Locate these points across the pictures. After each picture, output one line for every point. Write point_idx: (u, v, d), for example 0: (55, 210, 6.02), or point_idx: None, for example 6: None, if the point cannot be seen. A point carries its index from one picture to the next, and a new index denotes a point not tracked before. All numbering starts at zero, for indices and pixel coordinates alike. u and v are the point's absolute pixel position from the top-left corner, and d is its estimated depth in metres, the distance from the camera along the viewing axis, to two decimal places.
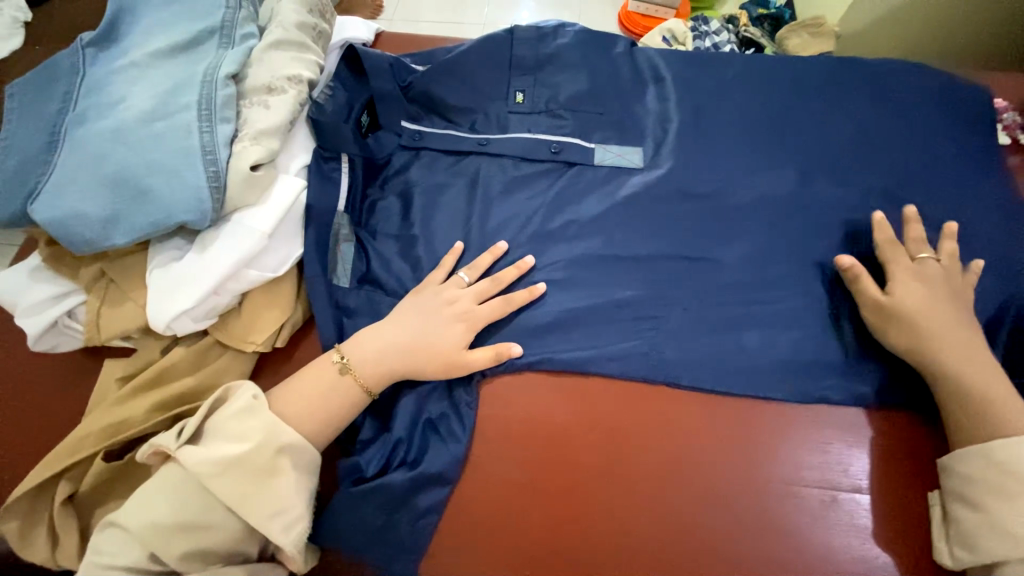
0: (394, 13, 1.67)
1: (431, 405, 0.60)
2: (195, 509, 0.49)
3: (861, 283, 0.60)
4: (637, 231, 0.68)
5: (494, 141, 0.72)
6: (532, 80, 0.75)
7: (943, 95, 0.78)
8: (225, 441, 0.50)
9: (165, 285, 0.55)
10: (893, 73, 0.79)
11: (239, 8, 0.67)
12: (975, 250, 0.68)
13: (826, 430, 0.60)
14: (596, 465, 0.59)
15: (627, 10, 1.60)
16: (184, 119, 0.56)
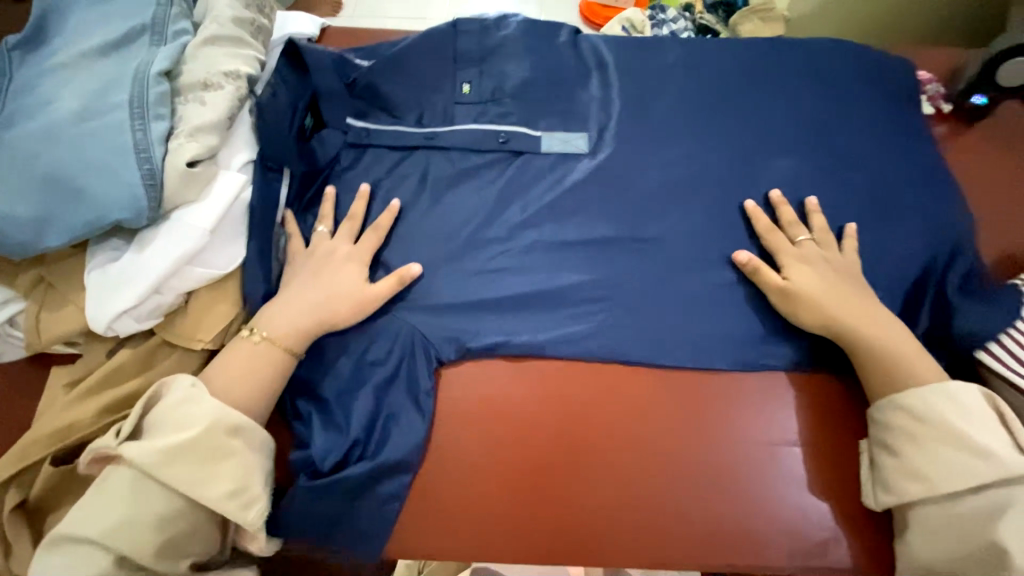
0: (354, 9, 1.66)
1: (391, 399, 0.61)
2: (150, 505, 0.49)
3: (761, 274, 0.64)
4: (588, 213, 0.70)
5: (441, 135, 0.72)
6: (478, 71, 0.75)
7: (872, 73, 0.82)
8: (169, 429, 0.50)
9: (105, 286, 0.55)
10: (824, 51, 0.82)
11: (171, 5, 0.66)
12: (905, 215, 0.72)
13: (772, 395, 0.63)
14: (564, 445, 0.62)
15: (587, 2, 1.62)
16: (116, 117, 0.56)
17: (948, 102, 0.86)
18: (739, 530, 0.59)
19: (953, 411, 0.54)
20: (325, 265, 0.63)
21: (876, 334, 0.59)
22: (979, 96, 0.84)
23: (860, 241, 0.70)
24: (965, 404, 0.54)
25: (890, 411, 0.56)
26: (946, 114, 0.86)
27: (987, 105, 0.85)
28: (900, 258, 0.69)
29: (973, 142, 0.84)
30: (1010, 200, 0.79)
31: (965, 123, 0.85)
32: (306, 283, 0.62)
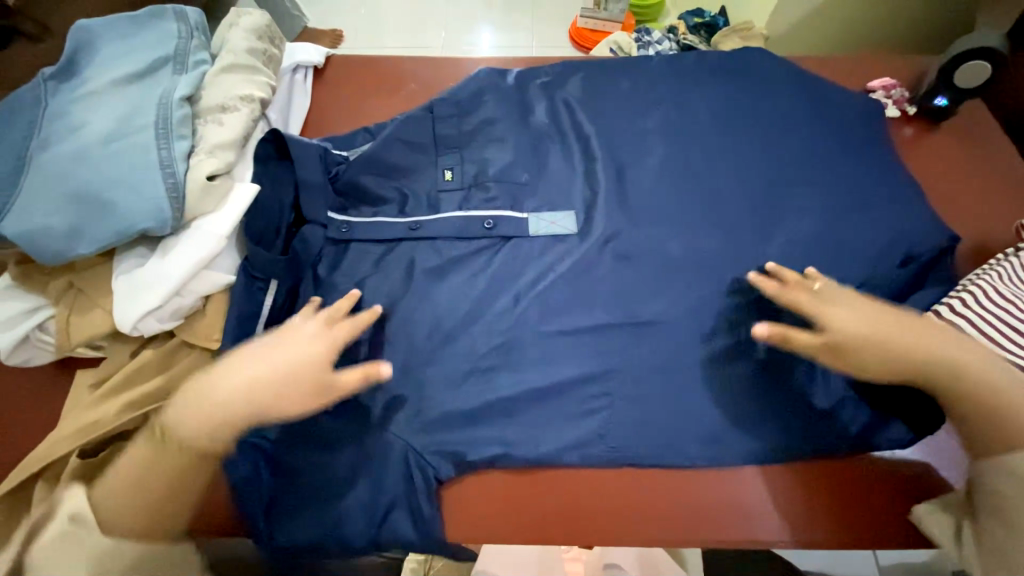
0: (357, 42, 1.76)
1: (409, 497, 0.63)
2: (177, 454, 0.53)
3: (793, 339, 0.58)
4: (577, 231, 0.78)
5: (426, 225, 0.76)
6: (459, 157, 0.82)
7: (832, 90, 0.91)
8: (210, 413, 0.51)
9: (131, 290, 0.59)
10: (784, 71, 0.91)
11: (191, 37, 0.73)
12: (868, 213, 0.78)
13: (774, 387, 0.67)
14: (560, 430, 0.66)
15: (576, 27, 1.72)
16: (143, 137, 0.62)
17: (911, 105, 0.92)
18: (727, 497, 0.66)
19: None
20: (315, 334, 0.56)
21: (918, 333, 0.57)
22: (940, 98, 0.90)
23: (829, 236, 0.76)
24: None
25: (998, 477, 0.53)
26: (911, 116, 0.92)
27: (949, 106, 0.90)
28: (865, 252, 0.75)
29: (935, 144, 0.90)
30: (971, 196, 0.85)
31: (926, 126, 0.92)
32: (289, 350, 0.54)
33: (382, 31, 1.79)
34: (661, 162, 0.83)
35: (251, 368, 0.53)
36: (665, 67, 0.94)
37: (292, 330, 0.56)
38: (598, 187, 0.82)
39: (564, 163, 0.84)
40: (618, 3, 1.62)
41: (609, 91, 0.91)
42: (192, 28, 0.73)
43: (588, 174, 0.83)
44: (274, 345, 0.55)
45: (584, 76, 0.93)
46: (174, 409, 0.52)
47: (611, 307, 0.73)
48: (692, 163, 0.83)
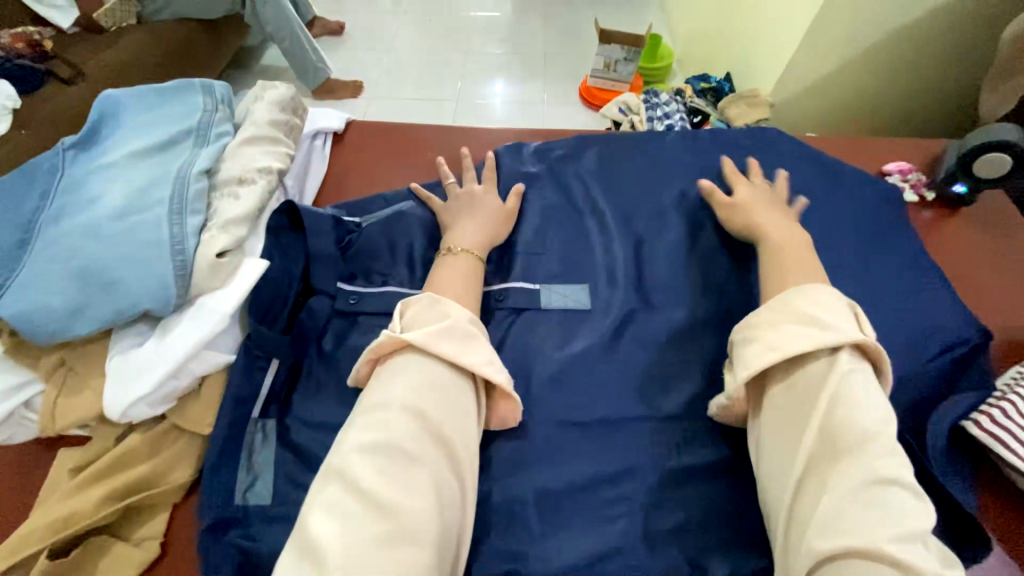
0: (374, 91, 1.82)
1: None
2: (387, 519, 0.45)
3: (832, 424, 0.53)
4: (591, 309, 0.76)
5: None
6: None
7: (846, 172, 0.91)
8: (415, 378, 0.54)
9: (126, 371, 0.56)
10: (795, 151, 0.93)
11: (215, 110, 0.74)
12: (891, 301, 0.76)
13: None
14: (572, 532, 0.61)
15: (586, 86, 1.78)
16: (156, 213, 0.61)
17: (929, 190, 0.92)
18: None
19: (824, 334, 0.57)
20: (492, 360, 0.58)
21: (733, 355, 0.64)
22: (958, 184, 0.89)
23: None
24: (808, 291, 0.62)
25: None
26: (927, 201, 0.92)
27: (966, 193, 0.90)
28: (893, 343, 0.72)
29: (955, 228, 0.90)
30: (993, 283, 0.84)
31: (945, 209, 0.92)
32: (461, 350, 0.57)
33: (399, 82, 1.85)
34: (676, 239, 0.82)
35: (443, 344, 0.56)
36: (679, 142, 0.95)
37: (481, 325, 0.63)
38: (613, 265, 0.80)
39: (578, 237, 0.84)
40: (628, 66, 1.67)
41: (623, 164, 0.92)
42: (217, 101, 0.75)
43: (603, 249, 0.82)
44: (444, 334, 0.57)
45: (598, 147, 0.94)
46: (415, 462, 0.49)
47: (626, 394, 0.69)
48: (710, 242, 0.82)
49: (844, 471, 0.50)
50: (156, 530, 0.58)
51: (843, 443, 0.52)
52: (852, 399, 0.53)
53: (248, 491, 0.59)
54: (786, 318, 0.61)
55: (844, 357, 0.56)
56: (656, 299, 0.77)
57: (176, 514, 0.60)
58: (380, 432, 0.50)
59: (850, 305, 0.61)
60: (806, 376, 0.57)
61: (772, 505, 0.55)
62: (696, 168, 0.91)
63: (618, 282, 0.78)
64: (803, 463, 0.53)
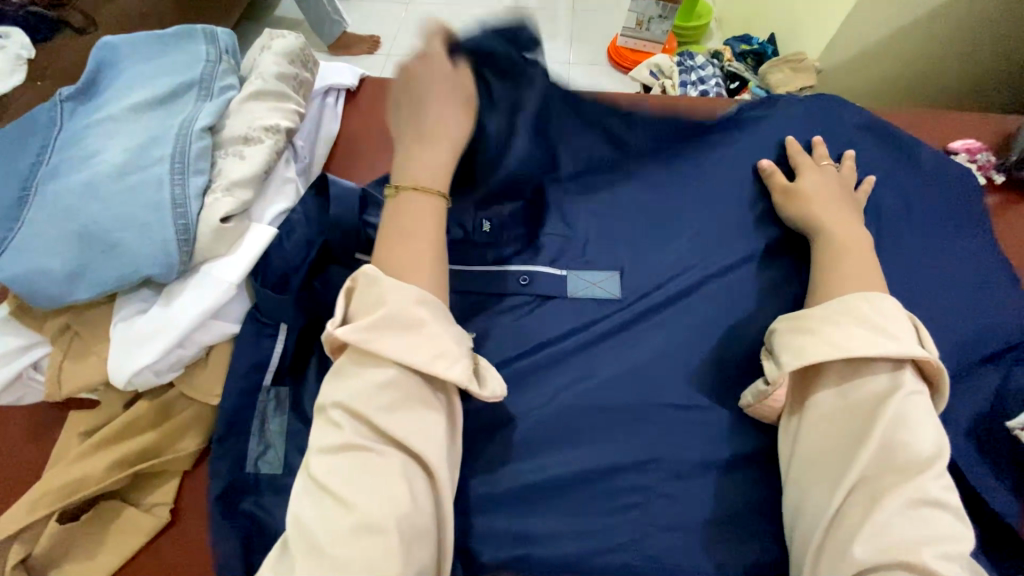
0: (391, 47, 1.72)
1: None
2: (351, 516, 0.46)
3: (878, 450, 0.51)
4: (619, 297, 0.72)
5: (456, 274, 0.72)
6: (503, 209, 0.78)
7: (906, 149, 0.82)
8: (364, 383, 0.50)
9: (129, 339, 0.54)
10: (852, 123, 0.84)
11: (220, 61, 0.68)
12: (938, 297, 0.71)
13: None
14: (586, 522, 0.59)
15: (616, 45, 1.66)
16: (156, 172, 0.57)
17: (999, 172, 0.82)
18: None
19: (894, 344, 0.54)
20: (442, 350, 0.52)
21: (770, 345, 0.60)
22: None
23: None
24: (876, 298, 0.57)
25: None
26: (997, 184, 0.83)
27: None
28: (938, 342, 0.67)
29: (1023, 217, 0.81)
30: None
31: (1016, 195, 0.82)
32: (407, 344, 0.51)
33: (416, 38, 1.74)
34: (710, 221, 0.77)
35: (385, 340, 0.51)
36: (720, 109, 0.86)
37: (436, 303, 0.54)
38: (640, 246, 0.76)
39: (605, 214, 0.78)
40: (662, 24, 1.54)
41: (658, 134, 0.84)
42: (221, 51, 0.70)
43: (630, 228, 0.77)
44: (382, 328, 0.51)
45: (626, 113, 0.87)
46: (370, 457, 0.48)
47: (650, 383, 0.66)
48: (745, 225, 0.76)
49: (894, 488, 0.49)
50: (167, 497, 0.58)
51: (899, 460, 0.50)
52: (909, 420, 0.51)
53: (259, 460, 0.58)
54: (835, 330, 0.56)
55: (906, 378, 0.53)
56: (686, 282, 0.72)
57: (186, 482, 0.60)
58: (335, 433, 0.49)
59: (909, 317, 0.57)
60: (860, 389, 0.54)
61: (806, 508, 0.53)
62: (738, 139, 0.83)
63: (644, 266, 0.74)
64: (854, 477, 0.50)
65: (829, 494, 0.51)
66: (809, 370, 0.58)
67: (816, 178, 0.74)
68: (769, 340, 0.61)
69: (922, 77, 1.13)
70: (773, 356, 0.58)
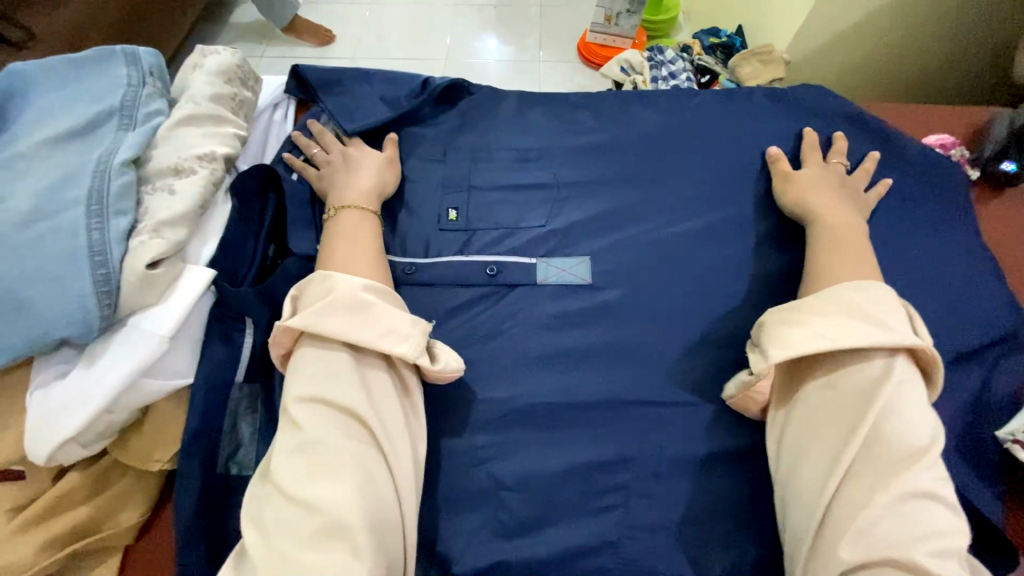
0: (353, 51, 1.64)
1: None
2: (319, 516, 0.43)
3: (873, 448, 0.48)
4: (591, 283, 0.68)
5: (424, 268, 0.69)
6: (467, 197, 0.75)
7: (876, 143, 0.81)
8: (328, 389, 0.48)
9: (48, 408, 0.48)
10: (822, 124, 0.82)
11: (144, 85, 0.62)
12: (919, 295, 0.69)
13: None
14: (570, 567, 0.54)
15: (585, 41, 1.62)
16: (68, 217, 0.51)
17: (975, 168, 0.81)
18: None
19: (884, 332, 0.51)
20: (397, 328, 0.52)
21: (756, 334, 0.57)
22: (1009, 162, 0.79)
23: None
24: (868, 286, 0.55)
25: None
26: (974, 180, 0.81)
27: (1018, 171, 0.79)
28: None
29: (1000, 211, 0.79)
30: None
31: (992, 189, 0.81)
32: (355, 326, 0.50)
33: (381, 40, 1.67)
34: (687, 225, 0.72)
35: (332, 323, 0.50)
36: (691, 109, 0.83)
37: (384, 289, 0.55)
38: (619, 256, 0.70)
39: (577, 222, 0.73)
40: (631, 19, 1.50)
41: (627, 136, 0.80)
42: (145, 73, 0.63)
43: (606, 236, 0.72)
44: (328, 313, 0.50)
45: (594, 116, 0.83)
46: (331, 452, 0.46)
47: (636, 408, 0.61)
48: (723, 229, 0.72)
49: (884, 482, 0.46)
50: None
51: (893, 452, 0.47)
52: (901, 410, 0.48)
53: (230, 460, 0.55)
54: (826, 319, 0.53)
55: (899, 366, 0.51)
56: (666, 294, 0.67)
57: (129, 558, 0.54)
58: (298, 433, 0.47)
59: (902, 305, 0.55)
60: (852, 379, 0.51)
61: (799, 496, 0.50)
62: (709, 139, 0.80)
63: (625, 279, 0.68)
64: (844, 469, 0.48)
65: (820, 484, 0.48)
66: (795, 363, 0.56)
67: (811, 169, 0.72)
68: (756, 331, 0.57)
69: (883, 72, 1.14)
70: (758, 350, 0.55)
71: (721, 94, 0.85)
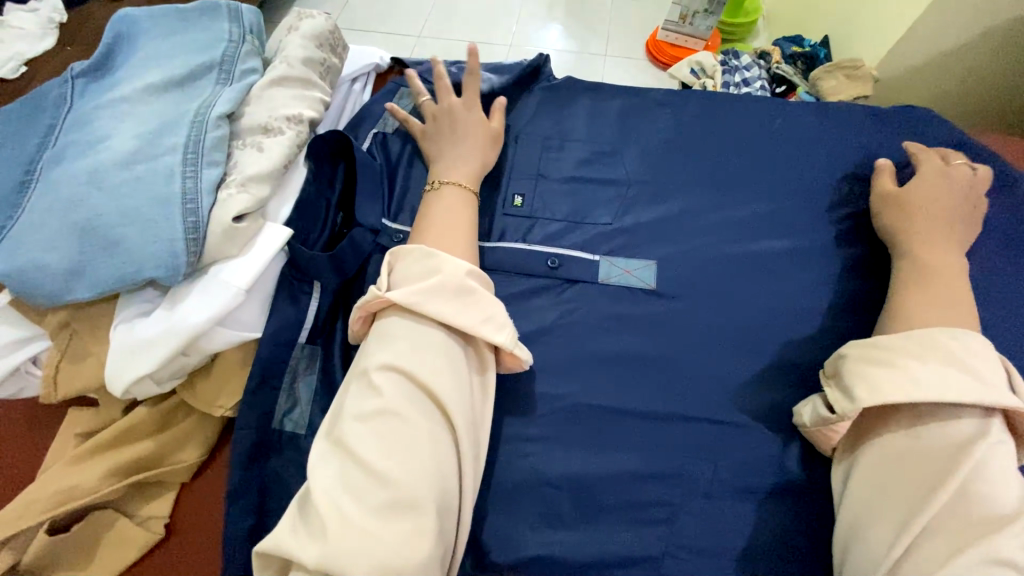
0: (419, 29, 1.64)
1: None
2: (387, 489, 0.43)
3: (957, 509, 0.44)
4: (655, 289, 0.66)
5: (486, 252, 0.68)
6: (534, 185, 0.74)
7: None
8: (413, 363, 0.49)
9: (127, 343, 0.50)
10: (918, 148, 0.76)
11: (243, 42, 0.64)
12: (1014, 343, 0.62)
13: None
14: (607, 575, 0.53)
15: (656, 40, 1.55)
16: (167, 162, 0.53)
17: None
18: None
19: (985, 389, 0.47)
20: (492, 317, 0.52)
21: (838, 365, 0.54)
22: None
23: None
24: (963, 334, 0.51)
25: None
26: None
27: None
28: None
29: None
30: None
31: None
32: (457, 311, 0.51)
33: (445, 21, 1.66)
34: (758, 242, 0.69)
35: (434, 304, 0.51)
36: (774, 118, 0.78)
37: (483, 276, 0.56)
38: (684, 264, 0.67)
39: (644, 223, 0.71)
40: (708, 20, 1.44)
41: (703, 141, 0.77)
42: (245, 31, 0.65)
43: (673, 242, 0.69)
44: (433, 293, 0.51)
45: (670, 116, 0.79)
46: (406, 427, 0.46)
47: (686, 423, 0.58)
48: (797, 248, 0.68)
49: (958, 544, 0.42)
50: (162, 511, 0.55)
51: (976, 513, 0.43)
52: (995, 470, 0.44)
53: (285, 417, 0.56)
54: (913, 365, 0.49)
55: (999, 426, 0.47)
56: (732, 309, 0.64)
57: (182, 496, 0.56)
58: (376, 399, 0.47)
59: (1001, 360, 0.50)
60: (936, 431, 0.47)
61: (862, 544, 0.47)
62: (790, 153, 0.75)
63: (687, 289, 0.66)
64: (922, 522, 0.44)
65: (888, 536, 0.45)
66: (831, 397, 0.52)
67: (927, 184, 0.65)
68: (831, 369, 0.54)
69: None
70: (830, 390, 0.52)
71: (809, 107, 0.80)
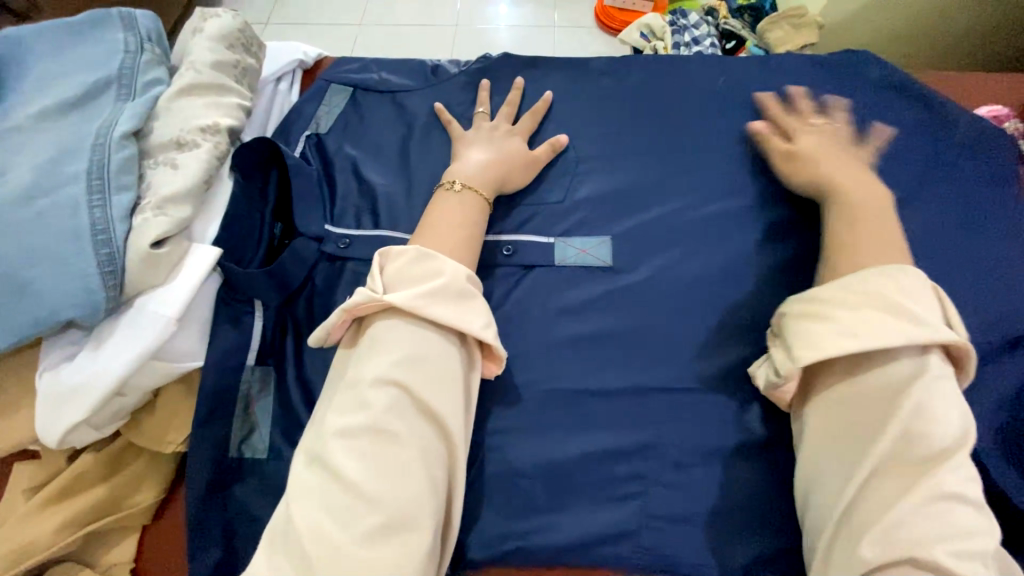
0: (360, 17, 1.56)
1: None
2: (379, 512, 0.42)
3: (906, 450, 0.44)
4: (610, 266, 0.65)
5: None
6: None
7: (916, 112, 0.74)
8: (401, 373, 0.47)
9: (55, 392, 0.47)
10: (858, 94, 0.76)
11: (141, 52, 0.59)
12: (963, 278, 0.63)
13: None
14: (583, 554, 0.53)
15: (602, 5, 1.51)
16: (69, 192, 0.49)
17: None
18: None
19: (913, 327, 0.47)
20: (490, 322, 0.52)
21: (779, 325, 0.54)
22: None
23: None
24: (898, 272, 0.51)
25: None
26: None
27: None
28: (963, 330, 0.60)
29: None
30: None
31: None
32: (455, 316, 0.50)
33: (385, 7, 1.58)
34: (709, 205, 0.68)
35: (433, 308, 0.49)
36: (716, 77, 0.77)
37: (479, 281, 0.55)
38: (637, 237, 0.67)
39: (593, 199, 0.69)
40: None
41: (647, 107, 0.75)
42: (142, 39, 0.60)
43: (624, 215, 0.68)
44: (435, 298, 0.49)
45: (613, 85, 0.77)
46: (396, 443, 0.45)
47: (652, 396, 0.58)
48: (748, 206, 0.68)
49: (907, 485, 0.43)
50: (127, 555, 0.53)
51: (919, 451, 0.44)
52: (936, 406, 0.45)
53: (243, 444, 0.54)
54: (855, 313, 0.49)
55: (939, 360, 0.48)
56: (690, 276, 0.64)
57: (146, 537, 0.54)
58: (363, 415, 0.45)
59: (935, 289, 0.51)
60: (882, 373, 0.48)
61: (818, 497, 0.48)
62: (736, 111, 0.74)
63: (642, 261, 0.65)
64: (870, 466, 0.45)
65: (839, 484, 0.46)
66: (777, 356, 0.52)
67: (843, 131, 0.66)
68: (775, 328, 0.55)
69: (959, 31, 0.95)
70: (781, 344, 0.53)
71: (750, 62, 0.79)
